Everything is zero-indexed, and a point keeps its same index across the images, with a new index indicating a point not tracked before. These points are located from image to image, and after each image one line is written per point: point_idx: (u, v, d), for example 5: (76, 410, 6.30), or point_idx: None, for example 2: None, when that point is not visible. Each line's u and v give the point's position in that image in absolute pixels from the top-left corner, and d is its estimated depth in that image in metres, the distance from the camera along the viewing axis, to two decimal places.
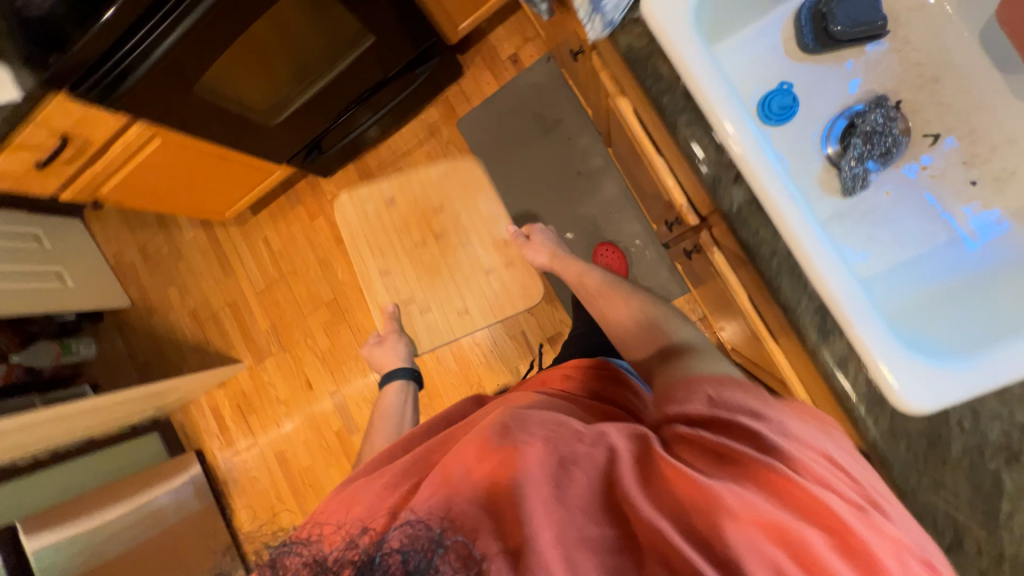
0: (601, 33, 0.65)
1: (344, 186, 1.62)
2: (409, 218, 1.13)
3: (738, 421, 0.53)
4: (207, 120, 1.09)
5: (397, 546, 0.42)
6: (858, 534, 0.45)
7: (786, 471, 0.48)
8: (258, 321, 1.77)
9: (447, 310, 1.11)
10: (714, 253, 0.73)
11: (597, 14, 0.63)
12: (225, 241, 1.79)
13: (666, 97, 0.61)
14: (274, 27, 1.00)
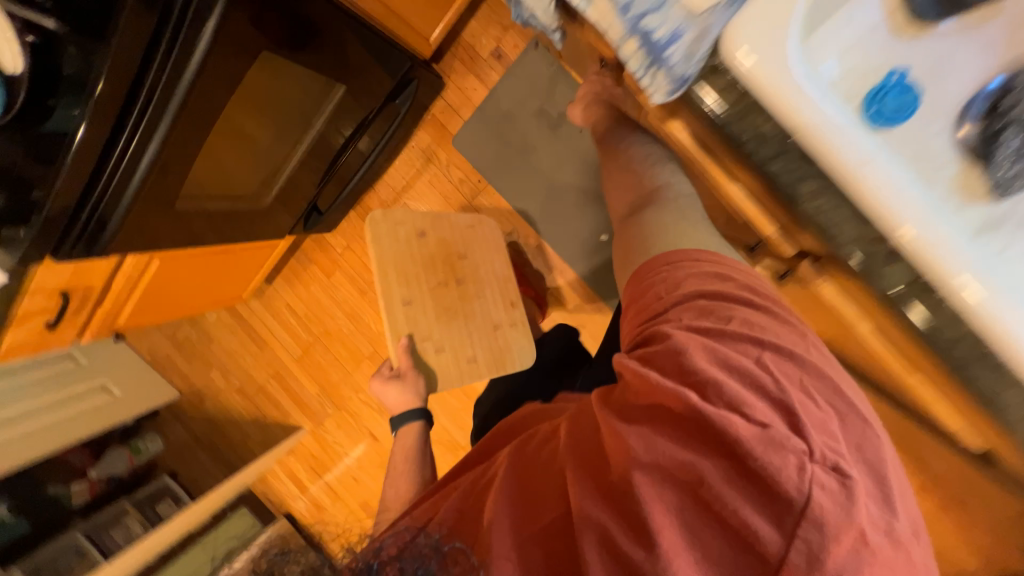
0: (666, 92, 0.58)
1: (352, 235, 1.51)
2: (435, 256, 1.04)
3: (662, 351, 0.56)
4: (200, 224, 0.99)
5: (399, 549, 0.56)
6: (759, 458, 0.47)
7: (695, 401, 0.51)
8: (306, 385, 1.72)
9: (459, 355, 1.01)
10: None
11: (663, 69, 0.56)
12: (249, 315, 1.72)
13: (777, 162, 0.58)
14: (235, 118, 0.86)
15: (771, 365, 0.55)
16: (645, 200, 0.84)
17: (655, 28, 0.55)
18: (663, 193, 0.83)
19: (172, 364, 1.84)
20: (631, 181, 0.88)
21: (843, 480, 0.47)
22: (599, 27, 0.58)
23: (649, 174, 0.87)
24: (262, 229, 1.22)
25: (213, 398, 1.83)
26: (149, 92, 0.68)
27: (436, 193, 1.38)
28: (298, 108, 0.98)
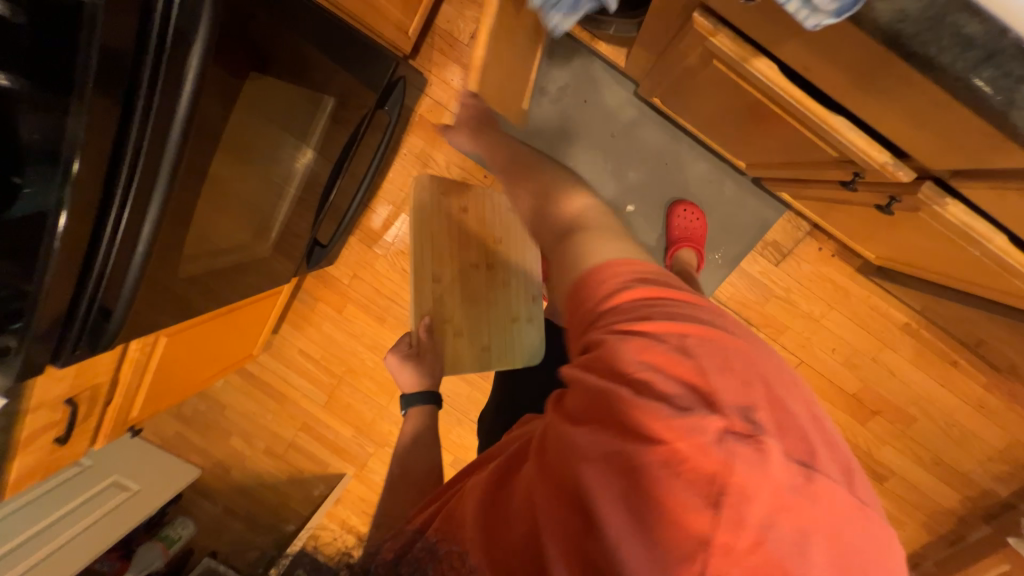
0: (831, 14, 0.35)
1: (357, 262, 1.40)
2: (471, 235, 0.97)
3: (598, 348, 0.47)
4: (198, 289, 0.86)
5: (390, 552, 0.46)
6: (691, 442, 0.38)
7: (622, 391, 0.42)
8: (340, 429, 1.60)
9: (472, 340, 0.95)
10: (949, 206, 0.54)
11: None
12: (261, 372, 1.58)
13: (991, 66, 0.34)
14: (236, 159, 0.74)
15: (693, 348, 0.43)
16: (562, 228, 0.66)
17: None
18: (582, 218, 0.66)
19: (186, 443, 1.67)
20: (544, 217, 0.70)
21: (758, 446, 0.38)
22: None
23: (562, 199, 0.71)
24: (265, 276, 1.10)
25: (240, 466, 1.68)
26: (133, 144, 0.53)
27: None
28: (289, 134, 0.86)
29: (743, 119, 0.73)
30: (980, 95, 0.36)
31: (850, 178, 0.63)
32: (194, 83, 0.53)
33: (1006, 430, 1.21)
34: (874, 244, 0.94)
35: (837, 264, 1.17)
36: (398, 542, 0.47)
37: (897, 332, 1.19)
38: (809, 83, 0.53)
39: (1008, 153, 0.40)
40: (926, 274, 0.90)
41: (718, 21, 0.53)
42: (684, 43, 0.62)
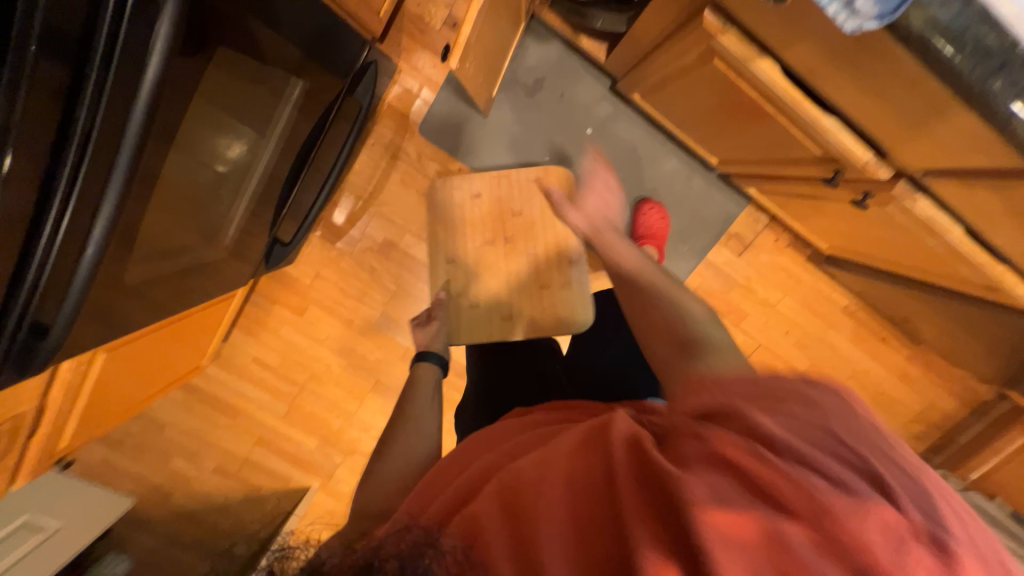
0: (870, 20, 0.38)
1: (319, 261, 1.29)
2: (487, 217, 1.03)
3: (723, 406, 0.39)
4: (138, 299, 0.73)
5: (391, 554, 0.35)
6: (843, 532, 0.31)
7: (762, 458, 0.34)
8: (303, 440, 1.48)
9: (493, 310, 0.95)
10: (917, 200, 0.60)
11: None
12: (209, 384, 1.43)
13: (999, 79, 0.39)
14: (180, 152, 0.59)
15: (839, 432, 0.36)
16: (674, 341, 0.51)
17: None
18: (697, 336, 0.50)
19: (114, 470, 1.45)
20: (645, 326, 0.55)
21: (922, 552, 0.31)
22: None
23: (674, 309, 0.54)
24: (214, 279, 0.98)
25: (184, 490, 1.49)
26: (80, 135, 0.40)
27: (412, 193, 1.24)
28: (253, 111, 0.76)
29: (728, 116, 0.76)
30: (994, 100, 0.40)
31: (830, 175, 0.68)
32: (160, 65, 0.42)
33: (925, 395, 1.39)
34: (829, 234, 1.03)
35: (790, 253, 1.27)
36: (397, 538, 0.37)
37: (840, 313, 1.32)
38: (807, 84, 0.56)
39: (992, 154, 0.45)
40: (870, 260, 1.00)
41: (727, 20, 0.54)
42: (684, 41, 0.63)
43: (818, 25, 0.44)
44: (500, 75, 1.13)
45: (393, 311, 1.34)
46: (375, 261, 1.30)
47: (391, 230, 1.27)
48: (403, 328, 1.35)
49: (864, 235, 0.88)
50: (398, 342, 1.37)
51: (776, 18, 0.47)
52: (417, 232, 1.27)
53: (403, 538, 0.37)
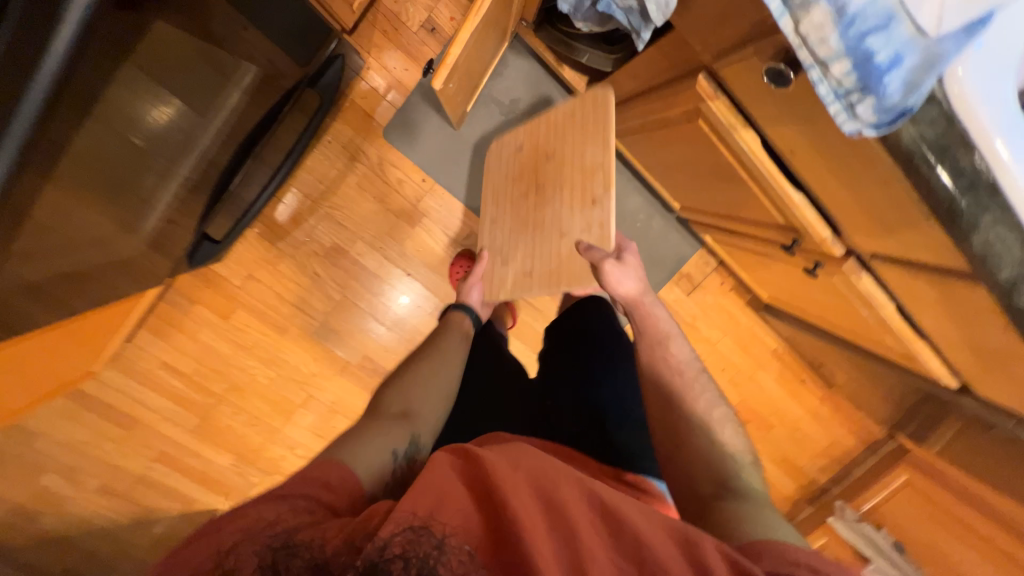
0: (868, 128, 0.38)
1: (254, 260, 1.16)
2: (525, 167, 0.94)
3: None
4: (35, 301, 0.61)
5: (398, 551, 0.37)
6: None
7: None
8: (214, 457, 1.31)
9: (520, 264, 0.90)
10: (862, 277, 0.65)
11: (871, 97, 0.36)
12: (102, 392, 1.22)
13: (967, 197, 0.39)
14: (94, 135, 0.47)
15: None
16: (718, 482, 0.60)
17: (873, 39, 0.35)
18: (734, 479, 0.60)
19: None
20: (690, 457, 0.63)
21: None
22: (784, 31, 0.37)
23: (719, 446, 0.63)
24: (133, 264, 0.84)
25: (56, 514, 1.24)
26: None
27: (369, 198, 1.16)
28: (187, 94, 0.63)
29: (701, 172, 0.78)
30: (959, 219, 0.40)
31: (788, 242, 0.72)
32: (62, 63, 0.33)
33: (834, 434, 1.51)
34: (769, 287, 1.11)
35: (732, 296, 1.35)
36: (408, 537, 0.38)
37: (769, 355, 1.42)
38: (782, 158, 0.58)
39: (939, 256, 0.48)
40: (802, 314, 1.09)
41: (718, 87, 0.55)
42: (671, 98, 0.64)
43: (808, 114, 0.46)
44: (477, 90, 1.09)
45: (335, 321, 1.23)
46: (319, 267, 1.18)
47: (340, 236, 1.17)
48: (345, 341, 1.25)
49: (801, 294, 0.95)
50: (337, 355, 1.25)
51: (763, 99, 0.48)
52: (370, 241, 1.18)
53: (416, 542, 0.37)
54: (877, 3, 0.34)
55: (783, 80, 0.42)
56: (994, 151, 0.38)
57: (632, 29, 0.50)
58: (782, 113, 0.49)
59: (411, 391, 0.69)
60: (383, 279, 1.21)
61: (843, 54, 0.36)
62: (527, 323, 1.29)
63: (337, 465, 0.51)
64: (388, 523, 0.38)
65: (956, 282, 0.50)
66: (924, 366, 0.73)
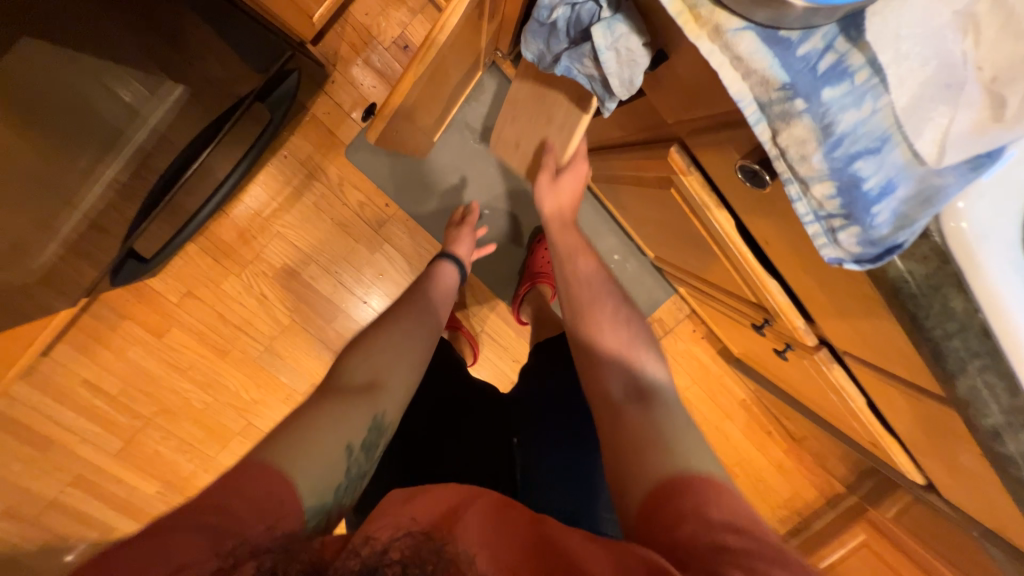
0: (850, 257, 0.33)
1: (195, 277, 1.08)
2: None
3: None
4: None
5: (397, 556, 0.30)
6: None
7: None
8: (137, 484, 1.15)
9: (517, 127, 0.77)
10: (833, 369, 0.60)
11: (854, 224, 0.32)
12: (14, 410, 1.07)
13: (954, 340, 0.35)
14: None
15: None
16: (631, 388, 0.52)
17: (861, 165, 0.30)
18: (650, 383, 0.52)
19: None
20: (597, 366, 0.55)
21: None
22: (761, 139, 0.33)
23: (633, 349, 0.56)
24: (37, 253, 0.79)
25: None
26: None
27: (326, 220, 1.09)
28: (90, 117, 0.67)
29: (673, 232, 0.73)
30: (941, 358, 0.36)
31: (761, 320, 0.67)
32: None
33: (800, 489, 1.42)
34: (738, 343, 1.07)
35: (705, 344, 1.32)
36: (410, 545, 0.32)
37: (736, 406, 1.38)
38: (757, 242, 0.52)
39: (909, 371, 0.44)
40: (770, 376, 1.05)
41: (693, 161, 0.49)
42: (639, 163, 0.59)
43: (781, 215, 0.41)
44: (448, 117, 1.07)
45: (283, 348, 1.14)
46: (267, 288, 1.11)
47: (293, 257, 1.10)
48: (293, 369, 1.15)
49: (766, 359, 0.91)
50: (283, 383, 1.16)
51: (724, 181, 0.45)
52: (325, 264, 1.11)
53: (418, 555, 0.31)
54: (868, 126, 0.30)
55: (759, 181, 0.38)
56: (994, 300, 0.33)
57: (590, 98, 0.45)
58: (744, 199, 0.45)
59: (377, 361, 0.56)
60: (337, 305, 1.13)
61: (827, 175, 0.31)
62: (491, 361, 1.22)
63: (282, 480, 0.40)
64: (386, 530, 0.33)
65: (923, 398, 0.46)
66: (892, 458, 0.69)
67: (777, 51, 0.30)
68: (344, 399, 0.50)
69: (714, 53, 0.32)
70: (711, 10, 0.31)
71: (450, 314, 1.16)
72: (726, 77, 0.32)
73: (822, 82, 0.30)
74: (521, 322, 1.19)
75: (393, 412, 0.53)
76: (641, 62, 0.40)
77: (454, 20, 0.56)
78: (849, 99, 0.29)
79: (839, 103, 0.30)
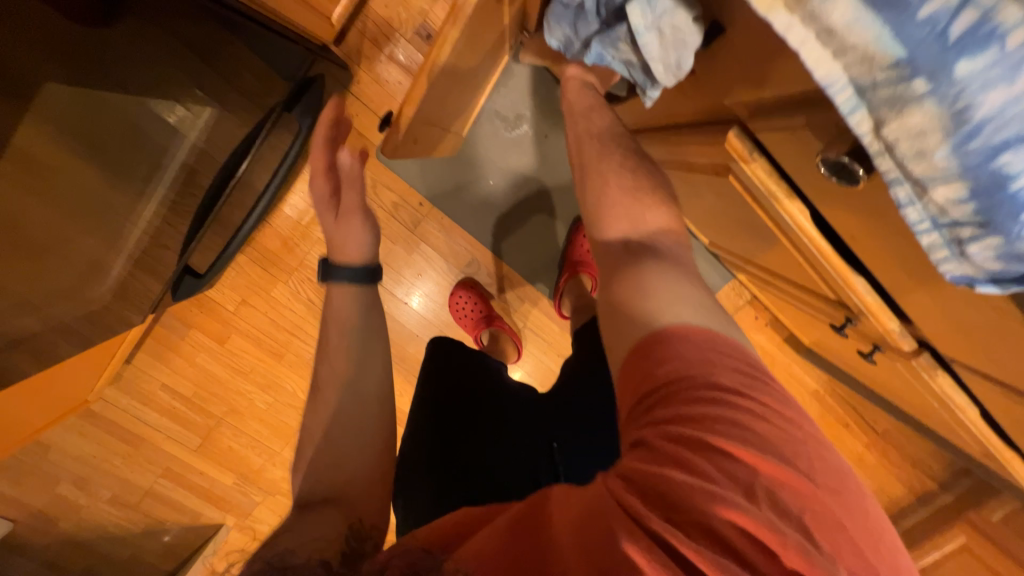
0: (984, 275, 0.29)
1: (248, 286, 1.13)
2: None
3: (769, 430, 0.36)
4: None
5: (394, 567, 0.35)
6: (803, 500, 0.34)
7: (778, 470, 0.34)
8: (215, 478, 1.24)
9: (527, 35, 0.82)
10: (938, 377, 0.51)
11: (981, 227, 0.27)
12: (109, 412, 1.18)
13: None
14: None
15: (813, 470, 0.35)
16: (631, 242, 0.54)
17: (1008, 160, 0.24)
18: (648, 241, 0.53)
19: None
20: (601, 215, 0.57)
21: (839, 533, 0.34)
22: (860, 132, 0.28)
23: (637, 202, 0.55)
24: (99, 284, 0.79)
25: (71, 522, 1.20)
26: None
27: None
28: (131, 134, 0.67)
29: (728, 220, 0.66)
30: None
31: (840, 319, 0.59)
32: None
33: (885, 486, 1.26)
34: (806, 331, 0.97)
35: (767, 331, 1.21)
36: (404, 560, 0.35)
37: (808, 397, 1.24)
38: (840, 237, 0.44)
39: None
40: (847, 369, 0.94)
41: (756, 147, 0.42)
42: (689, 149, 0.52)
43: (884, 211, 0.34)
44: (476, 107, 1.03)
45: None
46: (314, 293, 1.15)
47: None
48: None
49: (840, 350, 0.82)
50: None
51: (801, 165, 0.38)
52: None
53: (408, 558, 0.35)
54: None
55: (850, 177, 0.32)
56: None
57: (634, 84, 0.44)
58: (821, 186, 0.39)
59: (345, 446, 0.55)
60: None
61: (957, 173, 0.26)
62: (536, 356, 1.19)
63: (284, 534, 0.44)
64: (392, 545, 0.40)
65: None
66: (1011, 473, 0.59)
67: (887, 16, 0.24)
68: (309, 519, 0.45)
69: (793, 27, 0.27)
70: None
71: (491, 311, 1.12)
72: (811, 56, 0.27)
73: (956, 53, 0.23)
74: (562, 316, 1.14)
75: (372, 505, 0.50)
76: (691, 41, 0.37)
77: (467, 12, 0.52)
78: (996, 73, 0.22)
79: (978, 79, 0.23)
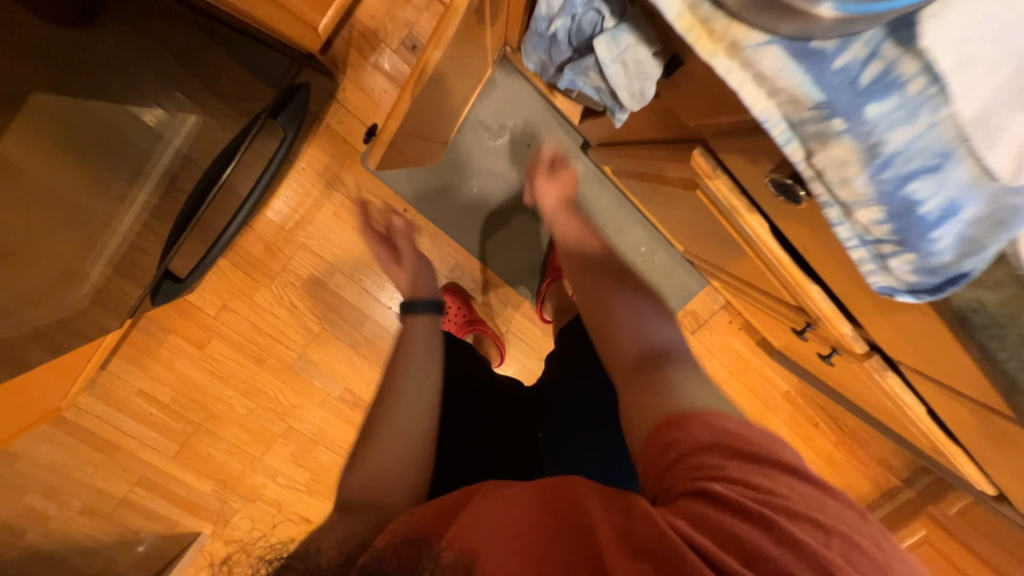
0: (904, 286, 0.34)
1: (230, 291, 1.12)
2: None
3: (830, 502, 0.37)
4: None
5: (393, 563, 0.37)
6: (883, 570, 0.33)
7: (853, 538, 0.34)
8: (193, 485, 1.22)
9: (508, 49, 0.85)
10: (887, 377, 0.55)
11: (904, 249, 0.31)
12: (83, 418, 1.15)
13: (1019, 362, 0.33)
14: None
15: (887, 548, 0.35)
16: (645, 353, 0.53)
17: (916, 187, 0.29)
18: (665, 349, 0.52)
19: None
20: (611, 332, 0.56)
21: None
22: (793, 160, 0.32)
23: (640, 317, 0.56)
24: (76, 287, 0.77)
25: (40, 533, 1.16)
26: None
27: (348, 228, 1.12)
28: (112, 137, 0.67)
29: (698, 230, 0.70)
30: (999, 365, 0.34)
31: (802, 323, 0.63)
32: None
33: (852, 483, 1.31)
34: (773, 334, 1.02)
35: (742, 335, 1.25)
36: (401, 549, 0.39)
37: (779, 398, 1.29)
38: (795, 248, 0.48)
39: (978, 391, 0.40)
40: (814, 371, 0.99)
41: (718, 164, 0.45)
42: (659, 164, 0.56)
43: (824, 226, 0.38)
44: (460, 117, 1.07)
45: (316, 354, 1.18)
46: (297, 299, 1.15)
47: (318, 266, 1.13)
48: (326, 374, 1.20)
49: (804, 352, 0.86)
50: (317, 388, 1.20)
51: (755, 182, 0.42)
52: (349, 272, 1.15)
53: (406, 550, 0.39)
54: (924, 143, 0.27)
55: (793, 196, 0.36)
56: None
57: (604, 108, 0.47)
58: (772, 202, 0.42)
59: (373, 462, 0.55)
60: (363, 311, 1.17)
61: (875, 200, 0.30)
62: (518, 359, 1.21)
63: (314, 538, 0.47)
64: (386, 535, 0.43)
65: (993, 415, 0.42)
66: (955, 467, 0.64)
67: (809, 67, 0.28)
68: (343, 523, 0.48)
69: (732, 71, 0.30)
70: (725, 25, 0.30)
71: (474, 315, 1.13)
72: (748, 95, 0.30)
73: (865, 98, 0.28)
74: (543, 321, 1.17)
75: (376, 501, 0.51)
76: (652, 73, 0.40)
77: (449, 34, 0.55)
78: (899, 115, 0.27)
79: (887, 120, 0.28)
